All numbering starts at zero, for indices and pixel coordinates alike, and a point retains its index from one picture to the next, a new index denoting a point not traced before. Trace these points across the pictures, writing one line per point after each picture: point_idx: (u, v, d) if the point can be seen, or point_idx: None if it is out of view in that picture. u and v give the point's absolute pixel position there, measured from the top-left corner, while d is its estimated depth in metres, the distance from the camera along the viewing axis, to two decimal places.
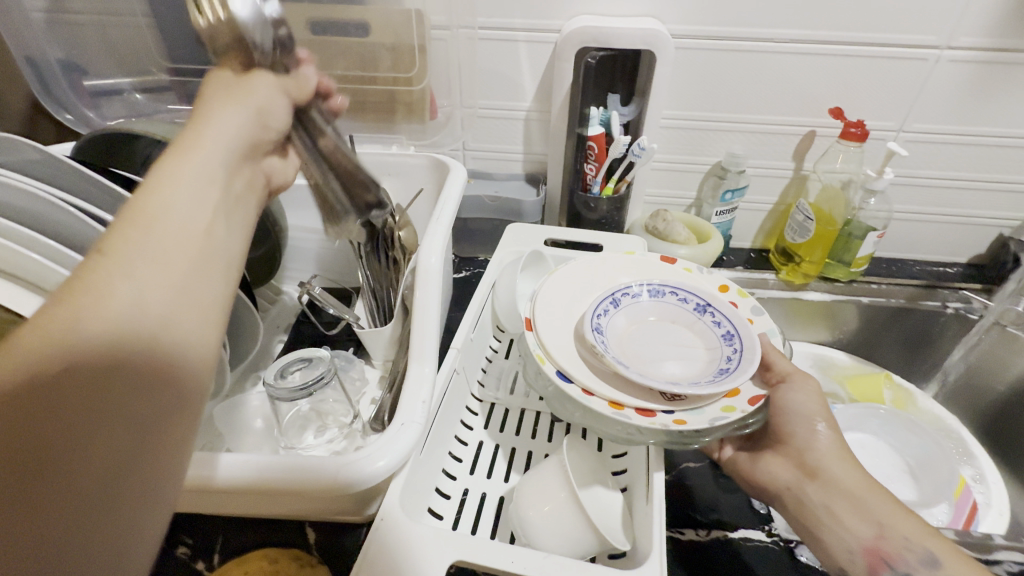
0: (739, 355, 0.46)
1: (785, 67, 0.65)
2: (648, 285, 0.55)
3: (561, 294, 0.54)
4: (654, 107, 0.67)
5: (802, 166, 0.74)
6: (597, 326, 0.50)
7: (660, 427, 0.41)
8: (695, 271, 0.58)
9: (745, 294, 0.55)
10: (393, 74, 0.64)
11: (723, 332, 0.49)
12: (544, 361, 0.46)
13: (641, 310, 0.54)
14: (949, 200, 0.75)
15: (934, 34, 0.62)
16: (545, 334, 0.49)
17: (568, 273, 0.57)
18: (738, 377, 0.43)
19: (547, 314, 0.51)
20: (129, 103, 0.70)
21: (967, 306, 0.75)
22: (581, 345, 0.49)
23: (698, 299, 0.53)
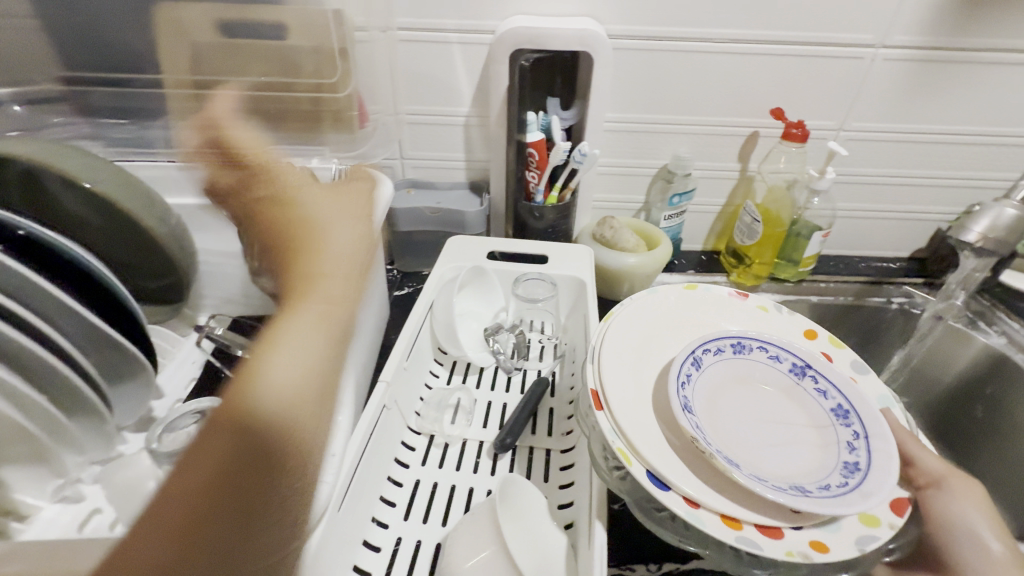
0: (866, 442, 0.39)
1: (726, 67, 0.64)
2: (731, 339, 0.47)
3: (626, 353, 0.46)
4: (596, 110, 0.64)
5: (748, 167, 0.73)
6: (685, 400, 0.41)
7: (800, 559, 0.33)
8: (772, 311, 0.52)
9: (840, 345, 0.49)
10: (315, 80, 0.59)
11: (832, 405, 0.43)
12: (629, 459, 0.38)
13: (723, 372, 0.46)
14: (890, 197, 0.76)
15: (869, 32, 0.61)
16: (621, 416, 0.40)
17: (627, 328, 0.48)
18: (885, 483, 0.35)
19: (618, 383, 0.43)
20: (13, 118, 0.62)
21: (910, 302, 0.76)
22: (668, 430, 0.41)
23: (795, 359, 0.46)
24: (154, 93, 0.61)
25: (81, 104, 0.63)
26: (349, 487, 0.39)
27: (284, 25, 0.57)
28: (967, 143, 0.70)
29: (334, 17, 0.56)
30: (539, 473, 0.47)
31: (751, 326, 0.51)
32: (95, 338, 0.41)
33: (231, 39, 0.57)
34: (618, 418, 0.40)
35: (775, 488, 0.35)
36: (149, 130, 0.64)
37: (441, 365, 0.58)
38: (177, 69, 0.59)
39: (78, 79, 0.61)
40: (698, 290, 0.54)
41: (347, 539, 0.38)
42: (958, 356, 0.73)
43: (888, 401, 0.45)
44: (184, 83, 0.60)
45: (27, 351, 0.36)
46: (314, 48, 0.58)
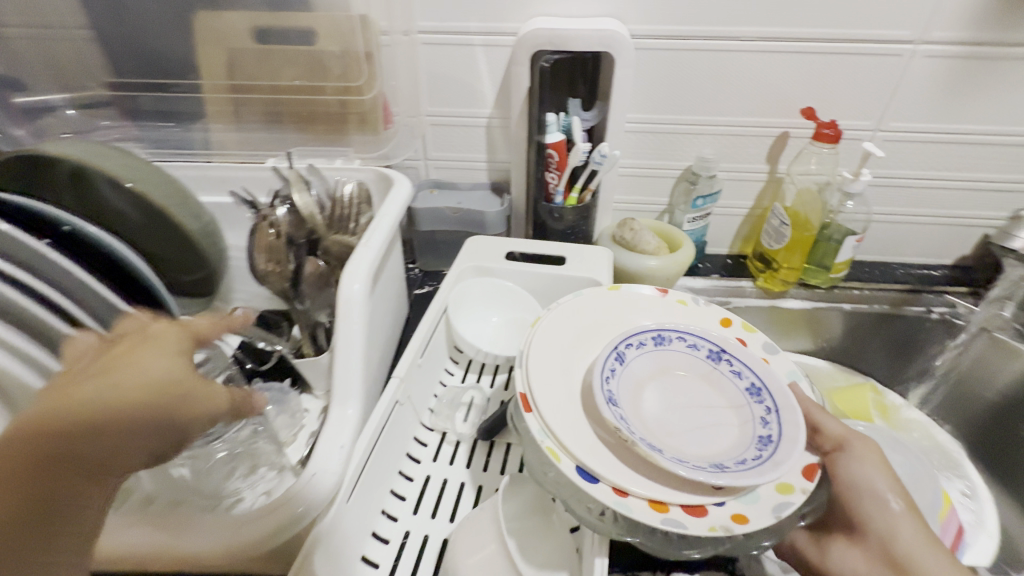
0: (777, 416, 0.38)
1: (753, 66, 0.62)
2: (651, 332, 0.45)
3: (554, 352, 0.44)
4: (618, 110, 0.63)
5: (777, 169, 0.71)
6: (609, 395, 0.39)
7: (722, 533, 0.33)
8: (690, 302, 0.51)
9: (751, 328, 0.48)
10: (343, 83, 0.62)
11: (746, 385, 0.41)
12: (558, 457, 0.36)
13: (647, 366, 0.44)
14: (932, 201, 0.72)
15: (908, 29, 0.59)
16: (550, 415, 0.39)
17: (557, 325, 0.47)
18: (795, 452, 0.35)
19: (547, 384, 0.41)
20: (66, 121, 0.66)
21: (953, 311, 0.72)
22: (595, 423, 0.39)
23: (710, 346, 0.44)
24: (194, 97, 0.65)
25: (127, 108, 0.67)
26: (360, 479, 0.40)
27: (314, 32, 0.60)
28: (1017, 145, 0.66)
29: (360, 20, 0.58)
30: None
31: (668, 316, 0.49)
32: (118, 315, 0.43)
33: (264, 45, 0.61)
34: (546, 418, 0.38)
35: (695, 470, 0.34)
36: (189, 132, 0.68)
37: (456, 363, 0.59)
38: (214, 74, 0.62)
39: (125, 85, 0.65)
40: (621, 289, 0.51)
41: (356, 528, 0.39)
42: (1003, 370, 0.69)
43: (795, 376, 0.45)
44: (221, 87, 0.64)
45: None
46: (341, 52, 0.60)
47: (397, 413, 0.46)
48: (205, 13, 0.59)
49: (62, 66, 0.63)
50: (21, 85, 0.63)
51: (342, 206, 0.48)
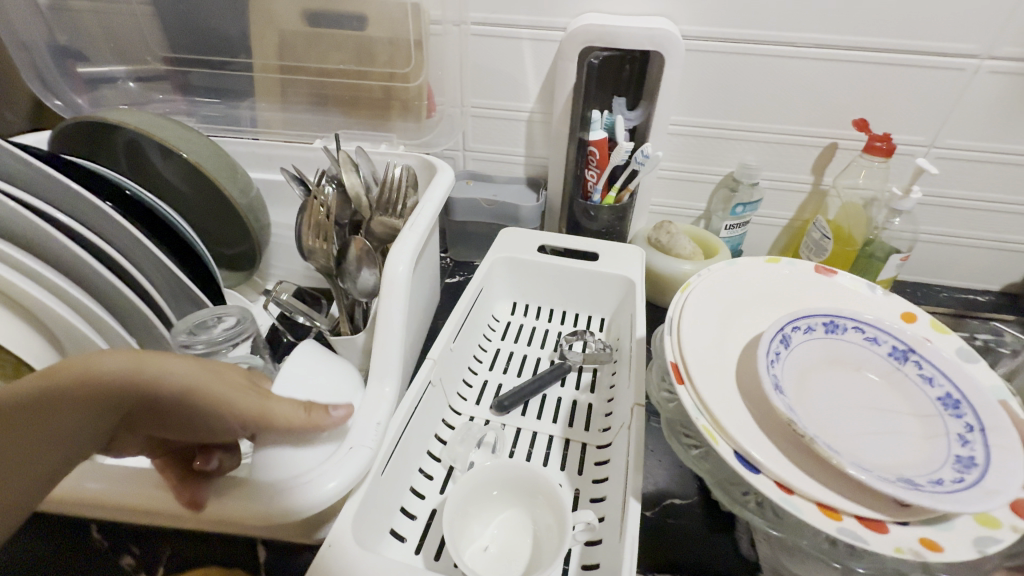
0: (982, 435, 0.35)
1: (804, 74, 0.61)
2: (824, 317, 0.43)
3: (709, 328, 0.43)
4: (663, 112, 0.63)
5: (821, 180, 0.69)
6: (776, 381, 0.37)
7: (912, 556, 0.29)
8: (863, 290, 0.48)
9: (944, 329, 0.45)
10: (390, 69, 0.63)
11: (940, 395, 0.39)
12: (716, 437, 0.35)
13: (815, 354, 0.42)
14: (983, 223, 0.69)
15: (973, 42, 0.57)
16: (705, 392, 0.37)
17: (710, 297, 0.46)
18: (1012, 481, 0.31)
19: (702, 362, 0.40)
20: (123, 92, 0.69)
21: (997, 339, 0.68)
22: (756, 407, 0.38)
23: (894, 343, 0.42)
24: (245, 76, 0.67)
25: (180, 84, 0.69)
26: (392, 450, 0.40)
27: (365, 18, 0.61)
28: None
29: (412, 8, 0.59)
30: (573, 465, 0.47)
31: (843, 304, 0.47)
32: (177, 289, 0.45)
33: (316, 28, 0.62)
34: (703, 396, 0.37)
35: (883, 480, 0.31)
36: (236, 110, 0.69)
37: (485, 351, 0.59)
38: (267, 54, 0.64)
39: (180, 60, 0.67)
40: (782, 265, 0.50)
41: (385, 504, 0.39)
42: None
43: (1003, 394, 0.39)
44: (271, 68, 0.65)
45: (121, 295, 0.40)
46: (391, 39, 0.61)
47: (429, 394, 0.47)
48: None
49: (122, 39, 0.65)
50: (84, 57, 0.66)
51: (390, 189, 0.47)
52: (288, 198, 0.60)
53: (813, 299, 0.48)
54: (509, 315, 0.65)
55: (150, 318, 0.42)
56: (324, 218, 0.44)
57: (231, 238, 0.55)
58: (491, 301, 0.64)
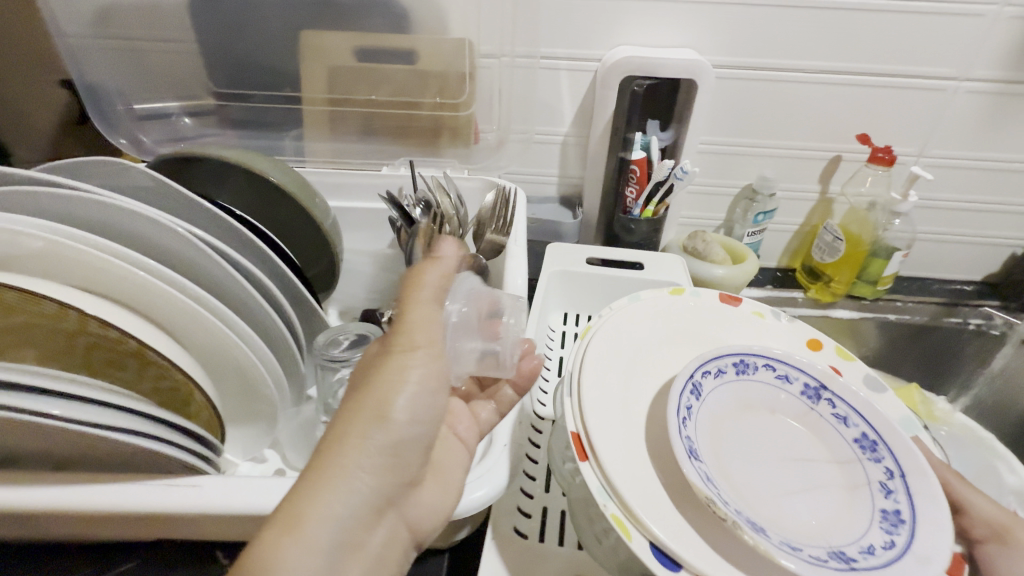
0: (902, 481, 0.37)
1: (814, 96, 0.69)
2: (733, 358, 0.43)
3: (618, 372, 0.44)
4: (693, 133, 0.69)
5: (829, 189, 0.77)
6: (688, 445, 0.37)
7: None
8: (768, 315, 0.51)
9: (848, 356, 0.48)
10: (440, 100, 0.67)
11: (855, 436, 0.41)
12: (628, 532, 0.34)
13: (725, 400, 0.43)
14: (967, 221, 0.79)
15: (953, 67, 0.66)
16: (610, 468, 0.37)
17: (612, 344, 0.46)
18: (937, 540, 0.33)
19: (605, 429, 0.39)
20: (174, 127, 0.69)
21: (988, 323, 0.79)
22: (664, 471, 0.38)
23: (806, 380, 0.43)
24: (296, 108, 0.69)
25: (229, 117, 0.70)
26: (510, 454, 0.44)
27: (417, 53, 0.65)
28: None
29: (466, 44, 0.64)
30: None
31: (752, 334, 0.50)
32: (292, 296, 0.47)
33: (371, 63, 0.65)
34: (607, 475, 0.36)
35: (815, 563, 0.32)
36: (283, 142, 0.71)
37: (551, 359, 0.62)
38: (318, 88, 0.67)
39: (230, 94, 0.68)
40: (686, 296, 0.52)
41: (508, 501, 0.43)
42: None
43: (913, 427, 0.43)
44: (321, 101, 0.68)
45: (253, 302, 0.41)
46: (442, 72, 0.65)
47: None
48: (314, 33, 0.64)
49: (174, 76, 0.66)
50: (138, 93, 0.66)
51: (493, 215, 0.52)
52: (355, 224, 0.62)
53: (731, 329, 0.50)
54: (562, 324, 0.68)
55: (276, 327, 0.43)
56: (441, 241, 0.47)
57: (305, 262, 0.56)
58: (547, 313, 0.67)
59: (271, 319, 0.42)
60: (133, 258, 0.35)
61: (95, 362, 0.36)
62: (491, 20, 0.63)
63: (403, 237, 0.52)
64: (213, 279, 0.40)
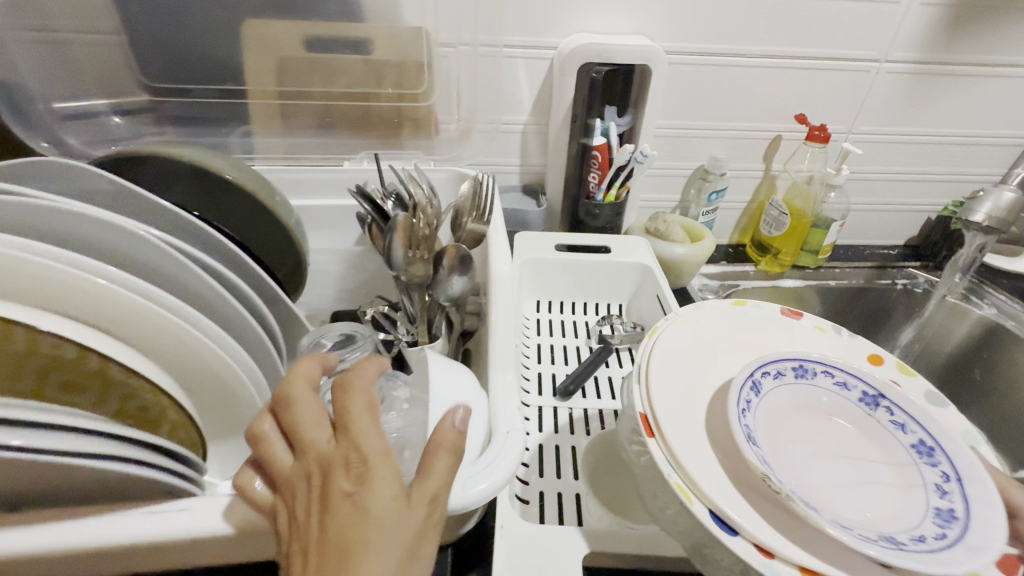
0: (958, 485, 0.39)
1: (757, 79, 0.73)
2: (793, 362, 0.46)
3: (682, 370, 0.46)
4: (649, 117, 0.71)
5: (772, 167, 0.83)
6: (747, 431, 0.40)
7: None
8: (829, 330, 0.53)
9: (909, 371, 0.49)
10: (399, 91, 0.65)
11: (913, 442, 0.43)
12: (689, 497, 0.37)
13: (783, 399, 0.45)
14: (891, 191, 0.86)
15: (875, 50, 0.72)
16: (678, 449, 0.39)
17: (680, 342, 0.48)
18: (989, 535, 0.34)
19: (673, 419, 0.41)
20: (104, 127, 0.63)
21: (912, 282, 0.88)
22: (725, 456, 0.40)
23: (865, 388, 0.46)
24: (240, 104, 0.65)
25: (166, 114, 0.65)
26: None
27: (371, 41, 0.63)
28: (951, 144, 0.82)
29: (424, 32, 0.63)
30: None
31: (808, 343, 0.51)
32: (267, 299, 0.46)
33: (319, 54, 0.63)
34: (674, 450, 0.39)
35: (866, 540, 0.34)
36: (226, 139, 0.67)
37: (530, 347, 0.63)
38: (265, 81, 0.63)
39: (165, 89, 0.63)
40: (749, 305, 0.54)
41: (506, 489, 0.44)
42: (954, 330, 0.85)
43: (974, 440, 0.44)
44: (271, 94, 0.64)
45: (231, 311, 0.40)
46: (400, 61, 0.64)
47: None
48: (260, 23, 0.61)
49: (101, 72, 0.61)
50: (60, 91, 0.60)
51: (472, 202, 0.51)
52: (319, 223, 0.60)
53: (796, 335, 0.52)
54: (535, 312, 0.69)
55: (258, 332, 0.41)
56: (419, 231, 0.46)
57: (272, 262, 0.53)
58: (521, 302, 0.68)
59: (249, 320, 0.40)
60: (85, 268, 0.32)
61: (48, 387, 0.32)
62: (447, 9, 0.63)
63: (375, 234, 0.50)
64: (190, 288, 0.38)
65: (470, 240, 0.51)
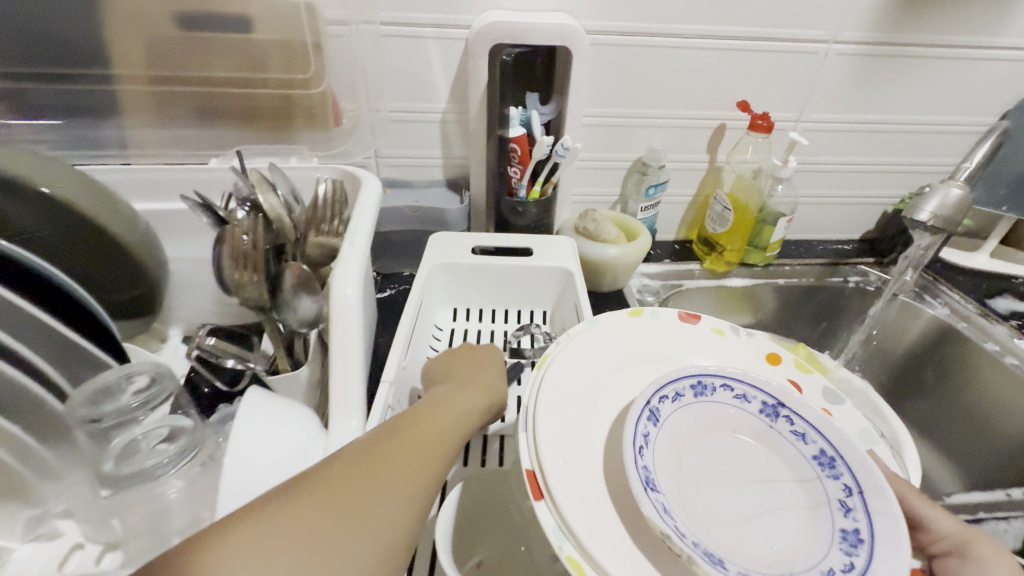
0: (860, 499, 0.33)
1: (695, 62, 0.67)
2: (691, 378, 0.39)
3: (567, 400, 0.38)
4: (575, 105, 0.64)
5: (716, 158, 0.77)
6: (646, 474, 0.33)
7: None
8: (728, 333, 0.46)
9: (806, 369, 0.44)
10: (286, 75, 0.56)
11: (814, 453, 0.37)
12: (581, 568, 0.30)
13: (684, 422, 0.38)
14: (844, 183, 0.81)
15: (823, 29, 0.65)
16: (566, 504, 0.32)
17: (574, 369, 0.40)
18: (899, 562, 0.29)
19: (558, 461, 0.34)
20: None
21: (865, 280, 0.83)
22: (619, 503, 0.33)
23: (764, 398, 0.39)
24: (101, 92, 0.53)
25: None
26: None
27: (249, 18, 0.52)
28: (906, 132, 0.76)
29: (306, 8, 0.53)
30: None
31: (706, 351, 0.44)
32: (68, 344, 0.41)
33: (189, 31, 0.52)
34: (564, 514, 0.31)
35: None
36: (99, 130, 0.56)
37: None
38: (127, 60, 0.52)
39: (14, 76, 0.52)
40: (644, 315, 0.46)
41: None
42: (907, 329, 0.80)
43: (871, 439, 0.40)
44: (140, 77, 0.53)
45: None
46: (285, 43, 0.54)
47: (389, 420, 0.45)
48: None
49: None
50: None
51: (323, 209, 0.47)
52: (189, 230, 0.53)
53: (691, 342, 0.45)
54: (449, 322, 0.63)
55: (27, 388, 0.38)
56: (251, 252, 0.41)
57: (116, 282, 0.47)
58: (432, 311, 0.62)
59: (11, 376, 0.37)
60: None
61: None
62: None
63: None
64: None
65: (320, 255, 0.47)
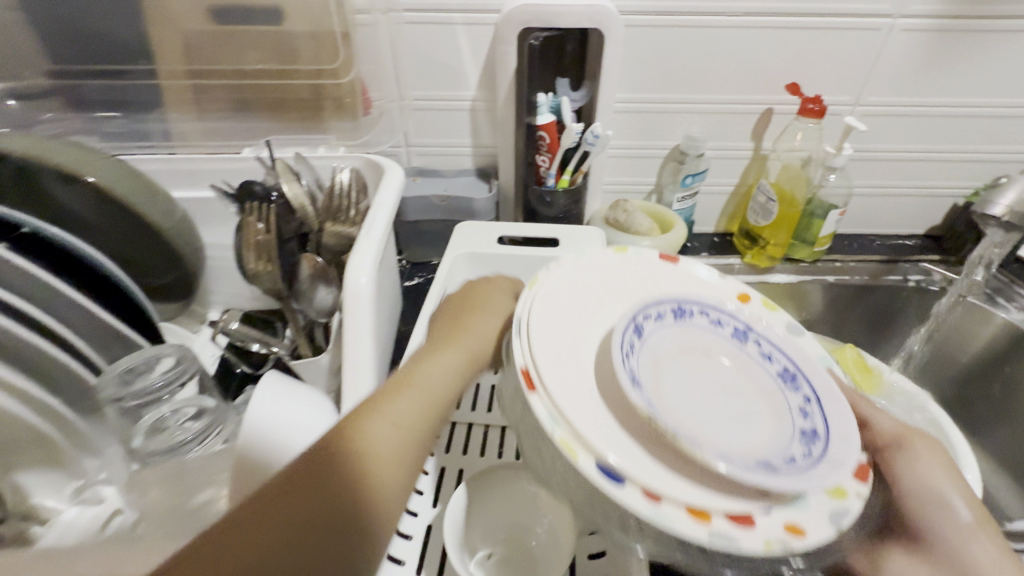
0: (819, 407, 0.34)
1: (739, 43, 0.62)
2: (672, 302, 0.38)
3: (562, 319, 0.37)
4: (607, 90, 0.62)
5: (761, 145, 0.72)
6: (632, 372, 0.33)
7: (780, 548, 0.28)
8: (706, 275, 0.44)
9: (772, 307, 0.43)
10: (317, 66, 0.56)
11: (779, 370, 0.37)
12: (574, 451, 0.29)
13: (668, 341, 0.37)
14: (906, 172, 0.74)
15: (887, 4, 0.59)
16: (559, 396, 0.31)
17: (563, 293, 0.39)
18: (852, 451, 0.30)
19: (551, 359, 0.34)
20: None
21: (928, 279, 0.76)
22: (612, 406, 0.32)
23: (736, 322, 0.39)
24: None
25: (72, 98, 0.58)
26: None
27: (282, 10, 0.53)
28: (980, 117, 0.69)
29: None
30: None
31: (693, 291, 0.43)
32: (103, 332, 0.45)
33: (224, 25, 0.53)
34: (557, 403, 0.31)
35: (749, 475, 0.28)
36: (146, 123, 0.59)
37: None
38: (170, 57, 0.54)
39: (70, 70, 0.55)
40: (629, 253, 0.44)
41: None
42: (977, 333, 0.73)
43: (829, 361, 0.40)
44: (180, 73, 0.55)
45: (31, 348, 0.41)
46: (314, 32, 0.54)
47: None
48: None
49: None
50: None
51: (339, 198, 0.52)
52: None
53: (667, 280, 0.43)
54: None
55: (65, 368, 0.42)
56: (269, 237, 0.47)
57: (148, 270, 0.50)
58: None
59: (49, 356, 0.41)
60: None
61: None
62: None
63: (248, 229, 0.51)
64: None
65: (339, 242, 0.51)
